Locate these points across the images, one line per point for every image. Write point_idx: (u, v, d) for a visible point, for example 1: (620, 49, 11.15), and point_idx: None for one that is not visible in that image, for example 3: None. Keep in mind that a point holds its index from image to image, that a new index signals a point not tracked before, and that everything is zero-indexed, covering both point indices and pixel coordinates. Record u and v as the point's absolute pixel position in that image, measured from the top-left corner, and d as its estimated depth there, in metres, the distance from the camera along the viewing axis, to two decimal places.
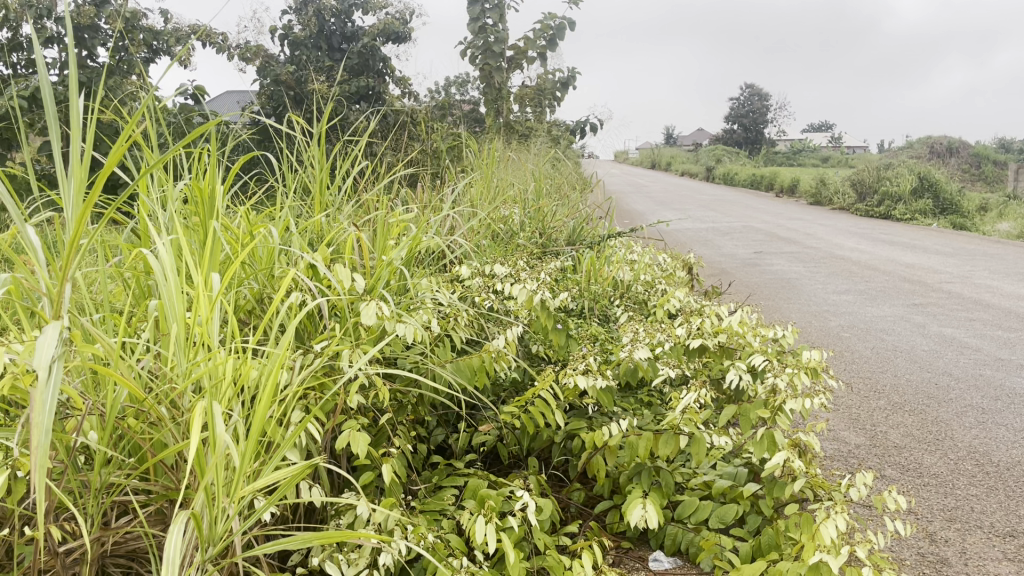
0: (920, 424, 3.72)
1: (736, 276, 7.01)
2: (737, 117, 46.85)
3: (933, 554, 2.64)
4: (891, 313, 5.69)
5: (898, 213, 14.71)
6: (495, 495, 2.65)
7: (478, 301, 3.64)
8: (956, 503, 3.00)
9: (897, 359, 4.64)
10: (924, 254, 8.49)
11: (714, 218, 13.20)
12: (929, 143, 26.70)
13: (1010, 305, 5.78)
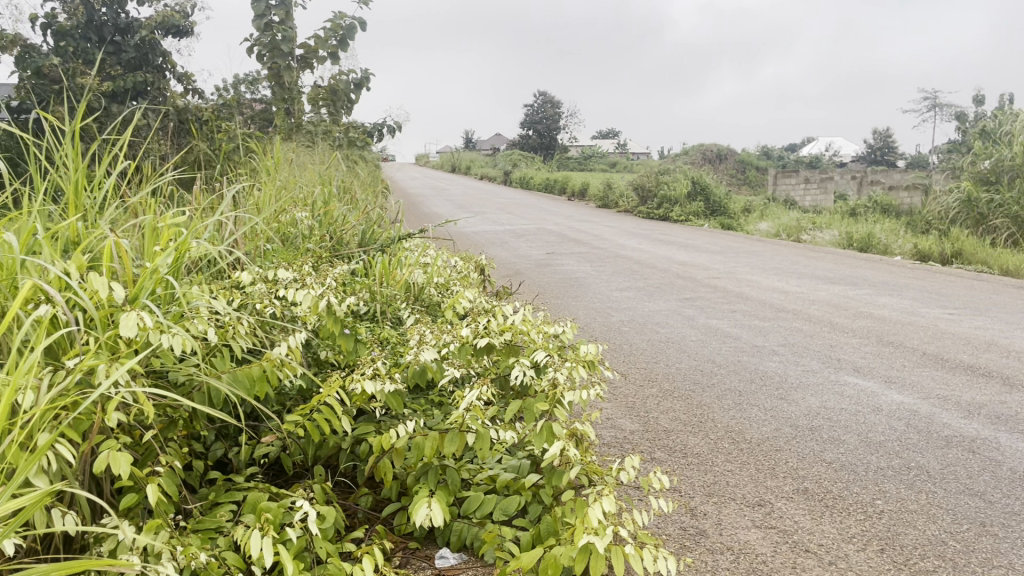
0: (687, 409, 4.05)
1: (527, 276, 7.28)
2: (532, 123, 48.57)
3: (694, 527, 2.90)
4: (665, 307, 6.15)
5: (675, 214, 15.96)
6: (275, 508, 2.57)
7: (260, 308, 3.51)
8: (715, 478, 3.29)
9: (669, 349, 5.02)
10: (695, 252, 9.26)
11: (511, 220, 13.60)
12: (700, 149, 29.06)
13: (765, 297, 6.43)
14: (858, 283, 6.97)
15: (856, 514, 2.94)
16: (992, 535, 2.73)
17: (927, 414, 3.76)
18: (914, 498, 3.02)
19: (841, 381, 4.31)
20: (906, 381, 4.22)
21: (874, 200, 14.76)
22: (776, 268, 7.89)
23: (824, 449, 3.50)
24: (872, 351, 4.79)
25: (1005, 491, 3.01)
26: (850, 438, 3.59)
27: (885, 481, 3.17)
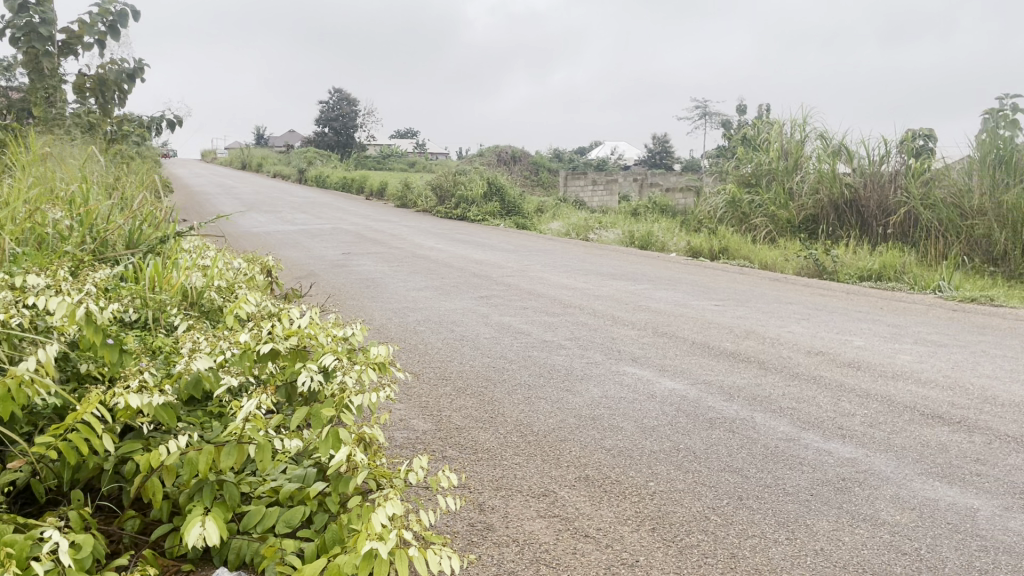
0: (478, 405, 4.11)
1: (321, 278, 7.08)
2: (328, 121, 47.46)
3: (481, 522, 2.94)
4: (460, 305, 6.21)
5: (471, 214, 16.22)
6: (21, 541, 2.30)
7: (4, 318, 3.13)
8: (503, 472, 3.36)
9: (463, 347, 5.08)
10: (490, 251, 9.45)
11: (305, 220, 13.20)
12: (495, 151, 29.73)
13: (555, 293, 6.68)
14: (638, 278, 7.42)
15: (631, 497, 3.10)
16: (748, 506, 2.94)
17: (695, 399, 4.05)
18: (682, 479, 3.22)
19: (621, 371, 4.56)
20: (678, 369, 4.54)
21: (653, 200, 15.81)
22: (566, 265, 8.23)
23: (605, 437, 3.67)
24: (649, 342, 5.11)
25: (760, 465, 3.27)
26: (627, 425, 3.79)
27: (657, 464, 3.36)
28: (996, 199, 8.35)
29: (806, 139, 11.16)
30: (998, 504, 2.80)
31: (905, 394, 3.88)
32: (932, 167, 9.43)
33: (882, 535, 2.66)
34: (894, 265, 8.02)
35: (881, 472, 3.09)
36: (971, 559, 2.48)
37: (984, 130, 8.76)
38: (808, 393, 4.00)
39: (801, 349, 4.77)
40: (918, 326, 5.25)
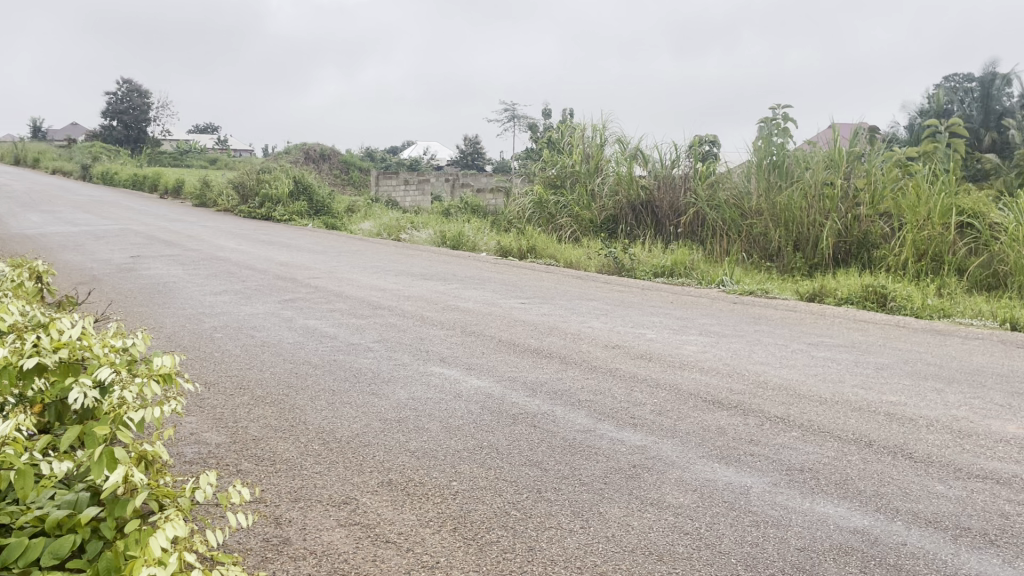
0: (278, 414, 3.93)
1: (106, 283, 6.52)
2: (118, 113, 43.94)
3: (277, 537, 2.80)
4: (262, 310, 5.94)
5: (277, 215, 15.61)
6: None
7: None
8: (302, 482, 3.23)
9: (264, 353, 4.85)
10: (297, 252, 9.14)
11: (89, 220, 12.12)
12: (303, 148, 28.81)
13: (364, 295, 6.57)
14: (447, 278, 7.45)
15: (433, 498, 3.07)
16: (546, 499, 3.00)
17: (499, 396, 4.11)
18: (484, 476, 3.23)
19: (427, 372, 4.54)
20: (484, 367, 4.59)
21: (464, 201, 15.98)
22: (375, 266, 8.12)
23: (409, 439, 3.63)
24: (456, 341, 5.14)
25: (558, 458, 3.36)
26: (432, 426, 3.77)
27: (460, 463, 3.37)
28: (770, 200, 9.18)
29: (606, 143, 11.75)
30: (767, 479, 3.00)
31: (691, 382, 4.14)
32: (716, 171, 10.22)
33: (668, 517, 2.79)
34: (684, 262, 8.55)
35: (667, 458, 3.27)
36: (745, 534, 2.64)
37: (760, 138, 9.57)
38: (605, 385, 4.18)
39: (599, 343, 4.98)
40: (704, 319, 5.65)
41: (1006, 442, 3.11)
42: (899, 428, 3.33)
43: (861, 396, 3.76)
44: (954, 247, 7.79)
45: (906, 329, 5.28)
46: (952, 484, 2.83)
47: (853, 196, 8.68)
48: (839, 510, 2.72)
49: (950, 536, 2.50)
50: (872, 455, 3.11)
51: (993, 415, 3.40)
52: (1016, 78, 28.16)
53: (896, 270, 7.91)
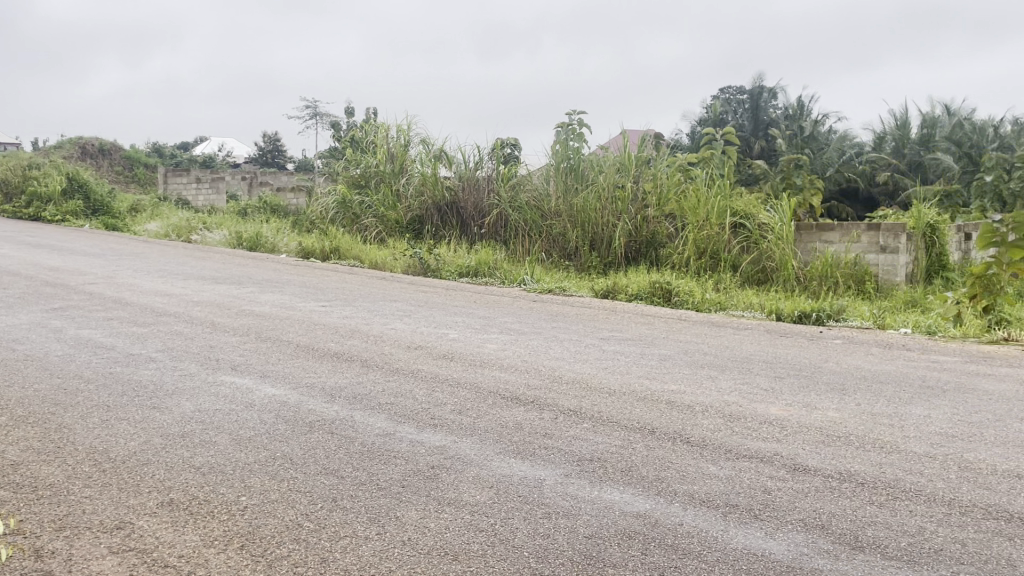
0: (41, 435, 3.55)
1: None
2: None
3: (36, 572, 2.52)
4: (26, 320, 5.35)
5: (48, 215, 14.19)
6: None
7: None
8: (69, 509, 2.93)
9: (27, 369, 4.37)
10: (71, 256, 8.35)
11: None
12: (78, 142, 26.37)
13: (148, 301, 6.10)
14: (242, 281, 7.09)
15: (219, 516, 2.88)
16: (341, 508, 2.90)
17: (295, 404, 3.96)
18: (275, 488, 3.08)
19: (217, 382, 4.28)
20: (280, 375, 4.40)
21: (262, 201, 15.34)
22: (162, 270, 7.58)
23: (194, 455, 3.39)
24: (250, 348, 4.90)
25: (355, 464, 3.27)
26: (221, 439, 3.55)
27: (250, 476, 3.19)
28: (567, 201, 9.56)
29: (410, 143, 11.73)
30: (560, 471, 3.07)
31: (490, 380, 4.20)
32: (518, 173, 10.51)
33: (463, 516, 2.77)
34: (487, 262, 8.70)
35: (465, 456, 3.28)
36: (536, 526, 2.66)
37: (558, 141, 9.94)
38: (405, 387, 4.14)
39: (401, 345, 4.94)
40: (504, 317, 5.76)
41: (769, 422, 3.40)
42: (679, 415, 3.55)
43: (646, 387, 3.98)
44: (728, 245, 8.47)
45: (687, 322, 5.68)
46: (725, 464, 3.01)
47: (642, 199, 9.25)
48: (624, 496, 2.82)
49: (720, 513, 2.63)
50: (655, 442, 3.28)
51: (759, 398, 3.72)
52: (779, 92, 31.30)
53: (681, 267, 8.48)
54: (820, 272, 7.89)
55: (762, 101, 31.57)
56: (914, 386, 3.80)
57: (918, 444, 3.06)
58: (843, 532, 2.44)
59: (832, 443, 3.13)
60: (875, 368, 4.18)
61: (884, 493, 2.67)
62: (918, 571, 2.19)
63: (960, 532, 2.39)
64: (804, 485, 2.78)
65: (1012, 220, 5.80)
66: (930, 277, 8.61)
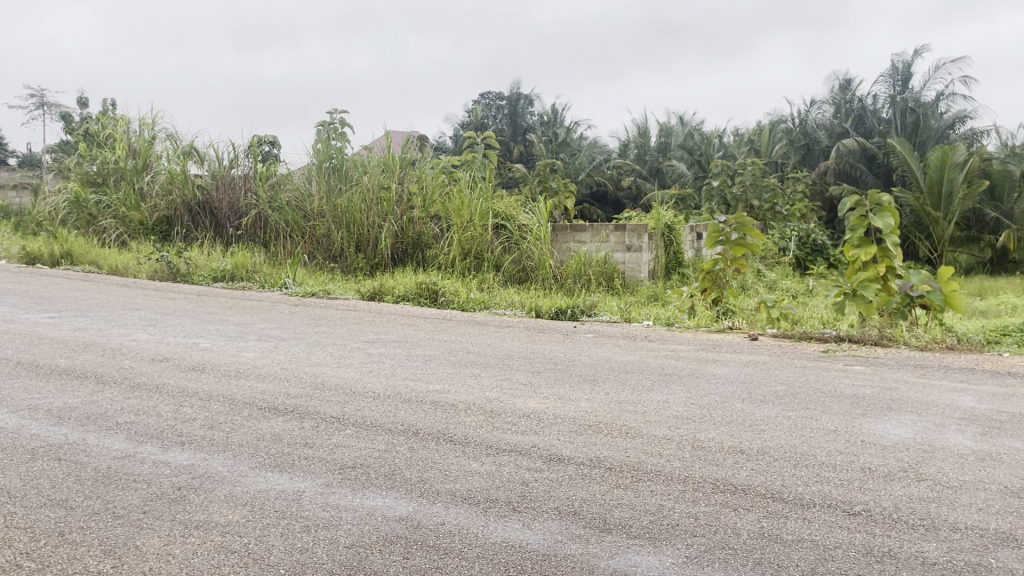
0: None
1: None
2: None
3: None
4: None
5: None
6: None
7: None
8: None
9: None
10: None
11: None
12: None
13: None
14: None
15: None
16: (69, 542, 2.58)
17: (14, 429, 3.49)
18: None
19: None
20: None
21: None
22: None
23: None
24: None
25: (88, 493, 2.94)
26: None
27: None
28: (331, 202, 9.34)
29: (155, 138, 10.88)
30: (320, 481, 2.96)
31: (246, 391, 3.97)
32: (277, 173, 10.11)
33: (213, 538, 2.58)
34: (245, 265, 8.27)
35: (217, 474, 3.07)
36: (293, 541, 2.53)
37: (319, 140, 9.68)
38: (148, 404, 3.80)
39: (144, 358, 4.53)
40: (263, 323, 5.50)
41: (527, 416, 3.52)
42: (442, 415, 3.58)
43: (410, 388, 3.97)
44: (491, 246, 8.71)
45: (451, 321, 5.76)
46: (486, 460, 3.06)
47: (407, 200, 9.27)
48: (386, 501, 2.77)
49: (481, 509, 2.66)
50: (417, 443, 3.27)
51: (518, 393, 3.85)
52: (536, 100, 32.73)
53: (446, 268, 8.61)
54: (575, 271, 8.31)
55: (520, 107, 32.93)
56: (654, 374, 4.13)
57: (658, 428, 3.31)
58: (593, 517, 2.57)
59: (583, 432, 3.30)
60: (622, 359, 4.50)
61: (629, 476, 2.85)
62: (658, 547, 2.36)
63: (694, 507, 2.61)
64: (558, 474, 2.89)
65: (735, 221, 6.48)
66: (669, 273, 9.44)
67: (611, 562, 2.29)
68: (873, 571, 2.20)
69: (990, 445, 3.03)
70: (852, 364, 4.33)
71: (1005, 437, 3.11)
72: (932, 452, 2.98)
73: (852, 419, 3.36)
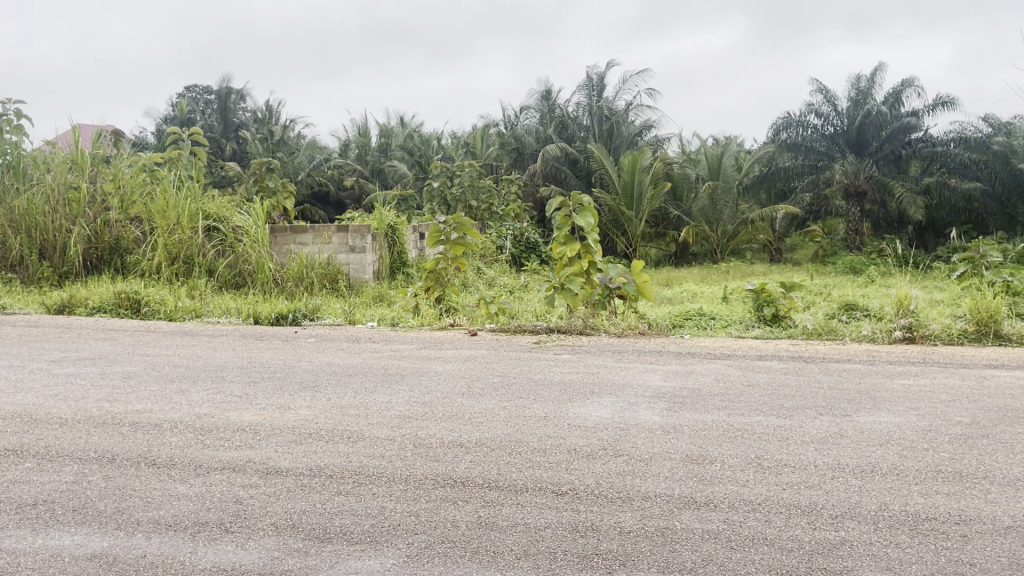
0: None
1: None
2: None
3: None
4: None
5: None
6: None
7: None
8: None
9: None
10: None
11: None
12: None
13: None
14: None
15: None
16: None
17: None
18: None
19: None
20: None
21: None
22: None
23: None
24: None
25: None
26: None
27: None
28: (6, 204, 8.19)
29: None
30: None
31: None
32: None
33: None
34: None
35: None
36: None
37: None
38: None
39: None
40: None
41: (242, 430, 3.33)
42: (144, 437, 3.27)
43: (105, 411, 3.58)
44: (203, 249, 8.18)
45: (154, 333, 5.30)
46: (195, 481, 2.83)
47: (102, 201, 8.38)
48: (75, 538, 2.46)
49: (188, 534, 2.46)
50: (114, 470, 2.95)
51: (232, 407, 3.63)
52: (248, 96, 31.36)
53: (151, 274, 7.94)
54: (296, 274, 8.06)
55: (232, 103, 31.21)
56: (377, 376, 4.12)
57: (380, 429, 3.30)
58: (312, 527, 2.48)
59: (303, 441, 3.19)
60: (343, 363, 4.42)
61: (350, 482, 2.80)
62: (379, 550, 2.34)
63: (414, 504, 2.63)
64: (275, 488, 2.76)
65: (454, 221, 6.64)
66: (393, 273, 9.49)
67: (330, 571, 2.23)
68: (579, 546, 2.36)
69: (675, 419, 3.40)
70: (560, 354, 4.64)
71: (687, 411, 3.51)
72: (628, 429, 3.28)
73: (560, 404, 3.60)
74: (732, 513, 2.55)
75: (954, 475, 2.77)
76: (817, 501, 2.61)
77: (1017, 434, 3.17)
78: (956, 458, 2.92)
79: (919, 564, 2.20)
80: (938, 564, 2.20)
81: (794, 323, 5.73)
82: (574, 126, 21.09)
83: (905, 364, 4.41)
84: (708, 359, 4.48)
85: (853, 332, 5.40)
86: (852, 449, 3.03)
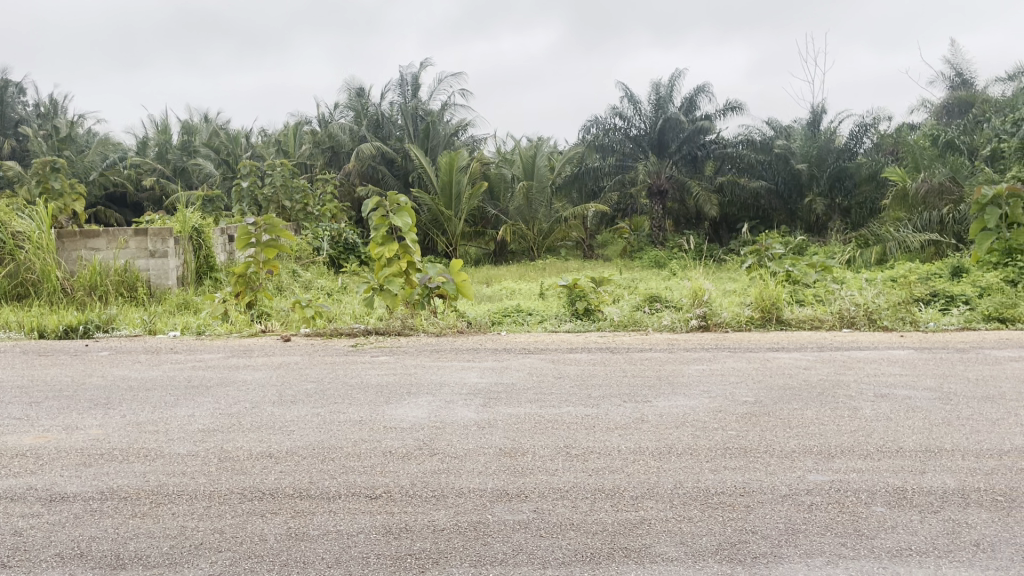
0: None
1: None
2: None
3: None
4: None
5: None
6: None
7: None
8: None
9: None
10: None
11: None
12: None
13: None
14: None
15: None
16: None
17: None
18: None
19: None
20: None
21: None
22: None
23: None
24: None
25: None
26: None
27: None
28: None
29: None
30: None
31: None
32: None
33: None
34: None
35: None
36: None
37: None
38: None
39: None
40: None
41: (21, 455, 3.03)
42: None
43: None
44: None
45: None
46: None
47: None
48: None
49: None
50: None
51: (8, 430, 3.30)
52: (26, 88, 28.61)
53: None
54: (88, 283, 7.48)
55: (9, 95, 28.30)
56: (179, 389, 3.89)
57: (181, 445, 3.12)
58: (103, 554, 2.30)
59: (93, 463, 2.96)
60: (141, 376, 4.14)
61: (147, 502, 2.63)
62: (178, 572, 2.21)
63: (218, 521, 2.51)
64: (60, 516, 2.54)
65: (264, 222, 6.42)
66: (200, 278, 9.02)
67: None
68: (392, 547, 2.35)
69: (489, 414, 3.46)
70: (378, 356, 4.60)
71: (500, 405, 3.59)
72: (443, 428, 3.31)
73: (376, 407, 3.57)
74: (542, 502, 2.63)
75: (740, 451, 3.02)
76: (620, 483, 2.76)
77: (793, 409, 3.50)
78: (742, 435, 3.18)
79: (709, 535, 2.38)
80: (725, 534, 2.38)
81: (603, 316, 6.03)
82: (389, 126, 20.96)
83: (699, 350, 4.75)
84: (522, 354, 4.60)
85: (656, 322, 5.76)
86: (651, 432, 3.23)
